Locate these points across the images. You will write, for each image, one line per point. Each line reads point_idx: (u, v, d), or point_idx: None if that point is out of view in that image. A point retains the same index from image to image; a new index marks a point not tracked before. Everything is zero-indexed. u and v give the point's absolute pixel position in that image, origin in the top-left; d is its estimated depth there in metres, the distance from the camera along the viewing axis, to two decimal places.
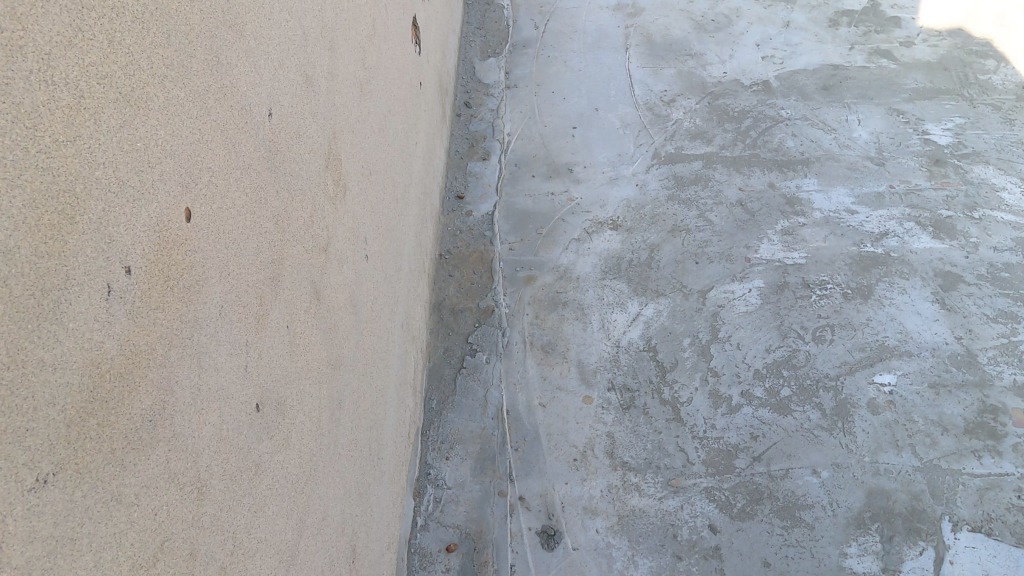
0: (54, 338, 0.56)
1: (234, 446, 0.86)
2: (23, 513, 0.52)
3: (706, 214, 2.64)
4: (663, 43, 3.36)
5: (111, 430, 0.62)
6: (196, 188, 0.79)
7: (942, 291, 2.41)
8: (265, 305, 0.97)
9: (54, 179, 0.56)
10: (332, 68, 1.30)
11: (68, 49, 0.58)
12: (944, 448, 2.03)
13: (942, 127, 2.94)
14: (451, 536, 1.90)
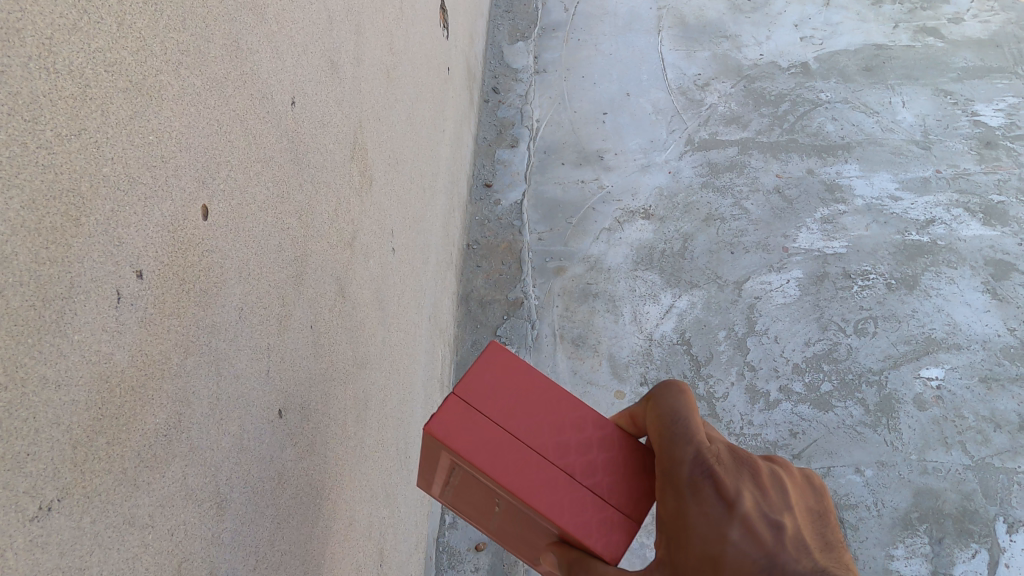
0: (58, 352, 0.51)
1: (255, 456, 0.82)
2: (26, 546, 0.47)
3: (742, 202, 2.56)
4: (697, 25, 3.27)
5: (122, 447, 0.58)
6: (214, 184, 0.74)
7: (993, 280, 2.32)
8: (288, 306, 0.92)
9: (56, 178, 0.51)
10: (358, 54, 1.24)
11: (73, 33, 0.53)
12: (997, 446, 1.96)
13: (994, 108, 2.83)
14: (480, 535, 1.88)
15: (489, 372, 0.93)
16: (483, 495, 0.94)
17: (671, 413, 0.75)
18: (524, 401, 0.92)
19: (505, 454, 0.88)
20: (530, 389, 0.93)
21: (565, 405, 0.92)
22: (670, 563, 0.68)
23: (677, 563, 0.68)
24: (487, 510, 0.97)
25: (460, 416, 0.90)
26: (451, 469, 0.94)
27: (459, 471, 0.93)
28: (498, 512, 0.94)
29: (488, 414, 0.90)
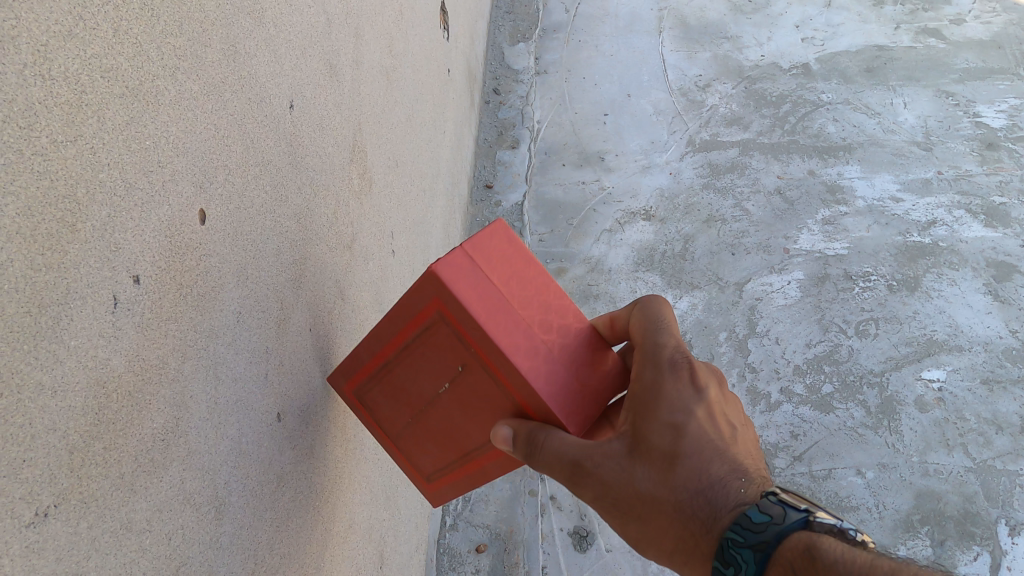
0: (54, 358, 0.51)
1: (253, 461, 0.81)
2: (22, 552, 0.47)
3: (743, 204, 2.55)
4: (698, 27, 3.27)
5: (119, 452, 0.58)
6: (211, 188, 0.74)
7: (994, 282, 2.32)
8: (286, 309, 0.92)
9: (52, 185, 0.51)
10: (358, 56, 1.24)
11: (68, 39, 0.53)
12: (999, 448, 1.96)
13: (996, 109, 2.83)
14: (480, 536, 1.88)
15: (496, 241, 0.92)
16: (435, 371, 0.95)
17: (673, 325, 0.92)
18: (520, 278, 0.93)
19: (500, 318, 0.88)
20: (526, 271, 0.94)
21: (551, 295, 0.95)
22: (641, 421, 0.85)
23: (639, 427, 0.85)
24: (425, 390, 0.98)
25: (469, 272, 0.89)
26: (420, 332, 0.92)
27: (433, 334, 0.92)
28: (442, 390, 0.96)
29: (488, 278, 0.90)
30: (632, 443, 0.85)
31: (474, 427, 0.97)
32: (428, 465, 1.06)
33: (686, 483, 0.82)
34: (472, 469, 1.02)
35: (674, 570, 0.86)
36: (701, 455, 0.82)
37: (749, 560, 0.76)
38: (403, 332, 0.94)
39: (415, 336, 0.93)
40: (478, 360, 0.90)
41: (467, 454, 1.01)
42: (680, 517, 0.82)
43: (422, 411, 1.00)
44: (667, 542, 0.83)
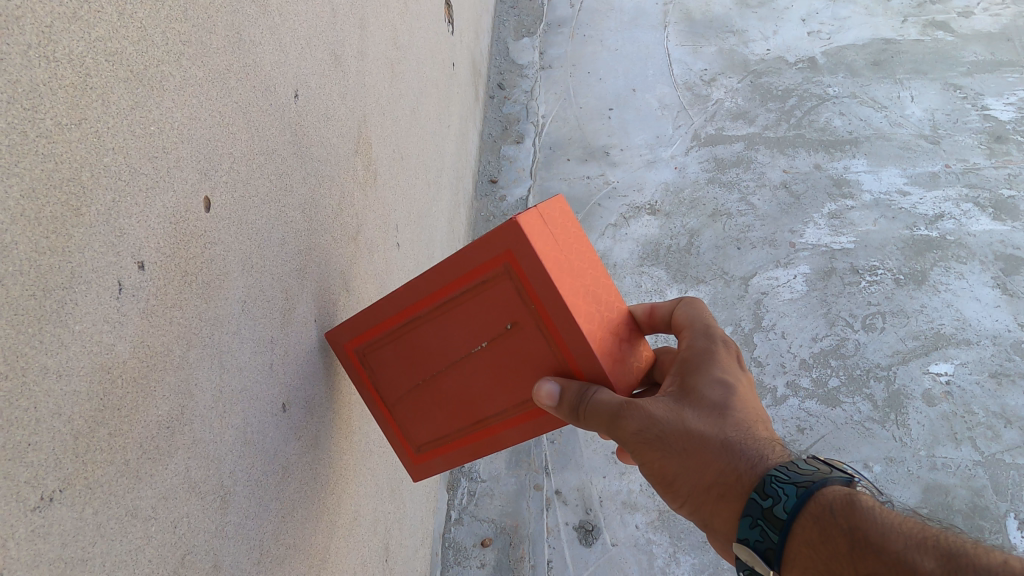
0: (58, 342, 0.50)
1: (258, 450, 0.81)
2: (27, 536, 0.47)
3: (749, 198, 2.55)
4: (704, 21, 3.26)
5: (124, 438, 0.57)
6: (216, 176, 0.74)
7: (1003, 275, 2.30)
8: (291, 299, 0.92)
9: (57, 167, 0.50)
10: (362, 47, 1.24)
11: (72, 21, 0.52)
12: (1008, 441, 1.94)
13: (1004, 102, 2.81)
14: (486, 531, 1.88)
15: (564, 208, 0.92)
16: (473, 329, 0.95)
17: (712, 319, 0.97)
18: (578, 248, 0.91)
19: (568, 281, 0.88)
20: (584, 243, 0.92)
21: (602, 270, 0.94)
22: (691, 378, 0.90)
23: (688, 384, 0.90)
24: (453, 348, 0.98)
25: (544, 232, 0.87)
26: (474, 286, 0.91)
27: (487, 290, 0.91)
28: (474, 348, 0.96)
29: (556, 240, 0.89)
30: (681, 395, 0.89)
31: (498, 392, 0.98)
32: (426, 430, 1.06)
33: (736, 427, 0.85)
34: (475, 437, 1.03)
35: (702, 519, 0.87)
36: (749, 409, 0.87)
37: (790, 494, 0.77)
38: (449, 285, 0.93)
39: (462, 289, 0.92)
40: (529, 319, 0.90)
41: (477, 419, 1.01)
42: (726, 455, 0.84)
43: (442, 370, 1.00)
44: (706, 488, 0.85)
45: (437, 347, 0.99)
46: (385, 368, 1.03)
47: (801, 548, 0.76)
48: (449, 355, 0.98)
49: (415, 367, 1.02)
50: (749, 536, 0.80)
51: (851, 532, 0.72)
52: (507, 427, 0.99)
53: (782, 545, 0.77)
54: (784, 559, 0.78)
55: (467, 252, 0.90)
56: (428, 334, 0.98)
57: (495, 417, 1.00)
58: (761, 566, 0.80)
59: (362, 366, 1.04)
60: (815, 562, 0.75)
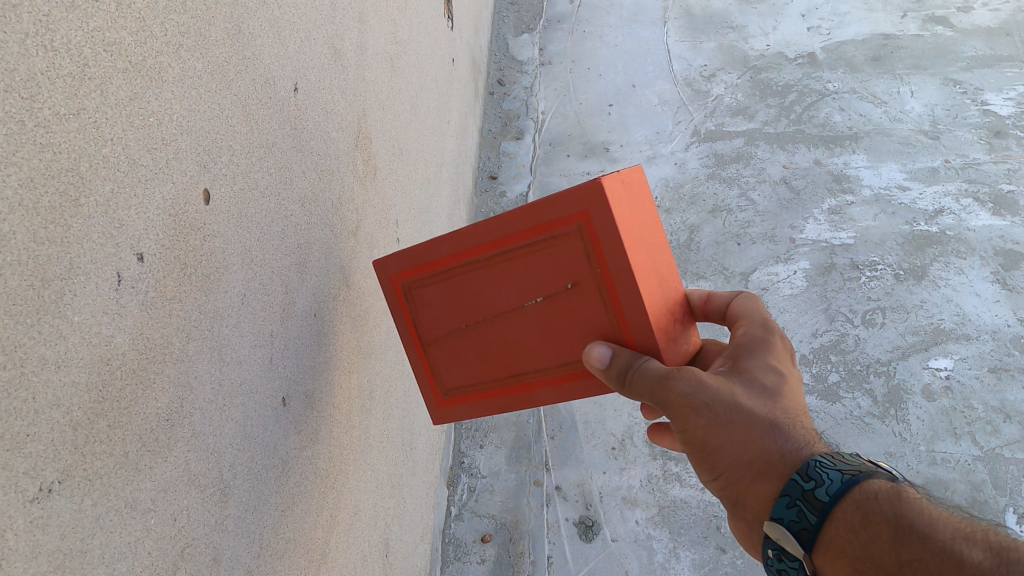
0: (57, 333, 0.50)
1: (258, 444, 0.81)
2: (26, 527, 0.47)
3: (749, 194, 2.55)
4: (704, 16, 3.25)
5: (123, 431, 0.57)
6: (216, 168, 0.73)
7: (1002, 271, 2.31)
8: (291, 293, 0.92)
9: (55, 158, 0.50)
10: (362, 42, 1.24)
11: (71, 11, 0.52)
12: (1007, 436, 1.94)
13: (1003, 97, 2.81)
14: (486, 527, 1.89)
15: (638, 180, 0.93)
16: (528, 284, 0.94)
17: (767, 314, 0.97)
18: (647, 221, 0.92)
19: (638, 248, 0.88)
20: (651, 217, 0.94)
21: (663, 250, 0.95)
22: (743, 358, 0.91)
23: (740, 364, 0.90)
24: (502, 298, 0.97)
25: (624, 197, 0.87)
26: (541, 240, 0.90)
27: (556, 246, 0.90)
28: (527, 303, 0.96)
29: (632, 209, 0.89)
30: (732, 373, 0.89)
31: (543, 347, 0.98)
32: (458, 375, 1.07)
33: (785, 412, 0.86)
34: (506, 388, 1.04)
35: (732, 493, 0.88)
36: (798, 398, 0.89)
37: (834, 479, 0.78)
38: (515, 236, 0.92)
39: (528, 240, 0.92)
40: (589, 283, 0.89)
41: (512, 372, 1.02)
42: (773, 436, 0.85)
43: (487, 318, 1.00)
44: (745, 466, 0.85)
45: (487, 294, 0.98)
46: (429, 306, 1.04)
47: (838, 532, 0.77)
48: (497, 303, 0.98)
49: (462, 310, 1.02)
50: (783, 516, 0.81)
51: (895, 519, 0.74)
52: (542, 385, 1.01)
53: (818, 527, 0.78)
54: (817, 543, 0.78)
55: (544, 206, 0.88)
56: (481, 280, 0.98)
57: (531, 374, 1.01)
58: (792, 549, 0.80)
59: (405, 299, 1.06)
60: (852, 547, 0.75)
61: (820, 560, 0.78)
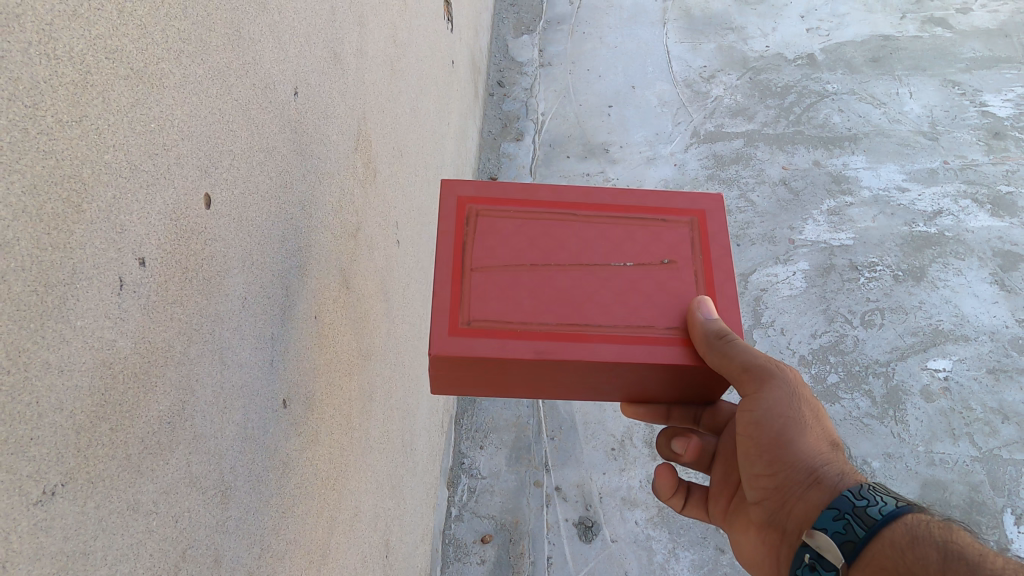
0: (60, 338, 0.51)
1: (259, 446, 0.82)
2: (30, 530, 0.47)
3: (748, 194, 2.55)
4: (703, 17, 3.26)
5: (125, 434, 0.58)
6: (216, 173, 0.74)
7: (1000, 272, 2.32)
8: (292, 296, 0.92)
9: (57, 164, 0.51)
10: (362, 44, 1.24)
11: (73, 19, 0.53)
12: (1005, 437, 1.95)
13: (1001, 99, 2.83)
14: (486, 527, 1.89)
15: None
16: (625, 249, 1.01)
17: None
18: None
19: None
20: None
21: None
22: None
23: None
24: (590, 255, 1.00)
25: None
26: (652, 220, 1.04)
27: (666, 227, 1.04)
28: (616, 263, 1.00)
29: None
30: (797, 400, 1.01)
31: (615, 301, 0.97)
32: (488, 309, 0.96)
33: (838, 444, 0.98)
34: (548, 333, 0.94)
35: (785, 493, 0.94)
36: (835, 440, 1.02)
37: (887, 502, 0.81)
38: (628, 213, 1.04)
39: (639, 217, 1.04)
40: (688, 259, 1.02)
41: (571, 320, 0.95)
42: (838, 452, 0.95)
43: (561, 266, 0.99)
44: (806, 472, 0.91)
45: (570, 246, 1.01)
46: (497, 236, 1.01)
47: (882, 548, 0.78)
48: (579, 258, 1.00)
49: (533, 250, 1.00)
50: (827, 526, 0.83)
51: (944, 548, 0.74)
52: (599, 340, 0.95)
53: (863, 541, 0.79)
54: (856, 557, 0.79)
55: (665, 196, 1.05)
56: (572, 233, 1.02)
57: (593, 326, 0.95)
58: (830, 558, 0.82)
59: (465, 223, 1.01)
60: (895, 564, 0.76)
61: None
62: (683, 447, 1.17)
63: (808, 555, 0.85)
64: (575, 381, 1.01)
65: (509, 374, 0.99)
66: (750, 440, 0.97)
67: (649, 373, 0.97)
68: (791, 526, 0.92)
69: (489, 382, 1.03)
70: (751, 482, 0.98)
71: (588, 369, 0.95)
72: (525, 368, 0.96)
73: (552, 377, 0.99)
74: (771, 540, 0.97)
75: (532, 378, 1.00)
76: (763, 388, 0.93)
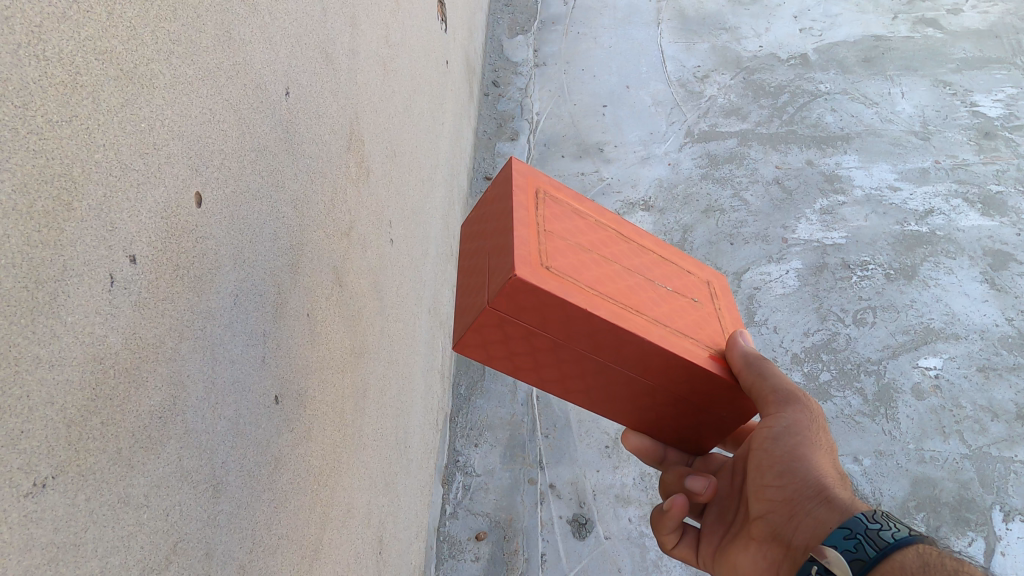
0: (51, 333, 0.52)
1: (251, 441, 0.83)
2: (20, 521, 0.48)
3: (742, 194, 2.56)
4: (697, 18, 3.28)
5: (117, 428, 0.59)
6: (208, 172, 0.75)
7: (991, 271, 2.34)
8: (283, 294, 0.93)
9: (48, 163, 0.52)
10: (354, 45, 1.25)
11: (62, 21, 0.54)
12: (994, 435, 1.97)
13: (992, 99, 2.85)
14: (480, 525, 1.90)
15: None
16: (664, 277, 1.14)
17: None
18: None
19: None
20: None
21: None
22: None
23: None
24: (637, 268, 1.10)
25: None
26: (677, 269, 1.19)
27: (689, 277, 1.19)
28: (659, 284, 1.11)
29: None
30: None
31: (663, 307, 1.06)
32: (562, 265, 0.99)
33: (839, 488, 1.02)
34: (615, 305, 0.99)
35: (791, 508, 0.95)
36: None
37: (903, 530, 0.80)
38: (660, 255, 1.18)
39: (668, 262, 1.18)
40: (707, 307, 1.16)
41: (632, 306, 1.02)
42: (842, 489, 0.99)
43: (615, 265, 1.07)
44: (815, 488, 0.93)
45: (622, 256, 1.11)
46: (565, 221, 1.08)
47: (890, 569, 0.77)
48: (629, 267, 1.09)
49: (593, 243, 1.08)
50: (838, 544, 0.83)
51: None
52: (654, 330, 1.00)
53: (872, 560, 0.79)
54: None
55: (686, 258, 1.23)
56: (622, 249, 1.12)
57: (647, 318, 1.02)
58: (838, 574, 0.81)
59: (537, 198, 1.07)
60: None
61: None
62: (703, 485, 1.10)
63: (816, 569, 0.85)
64: (604, 373, 1.02)
65: (559, 334, 0.97)
66: (765, 455, 1.01)
67: (686, 379, 1.03)
68: (794, 540, 0.93)
69: (518, 342, 1.00)
70: (758, 495, 1.01)
71: (642, 351, 0.98)
72: (583, 328, 0.96)
73: (592, 355, 0.99)
74: (772, 553, 0.98)
75: (569, 351, 1.00)
76: (787, 406, 1.00)
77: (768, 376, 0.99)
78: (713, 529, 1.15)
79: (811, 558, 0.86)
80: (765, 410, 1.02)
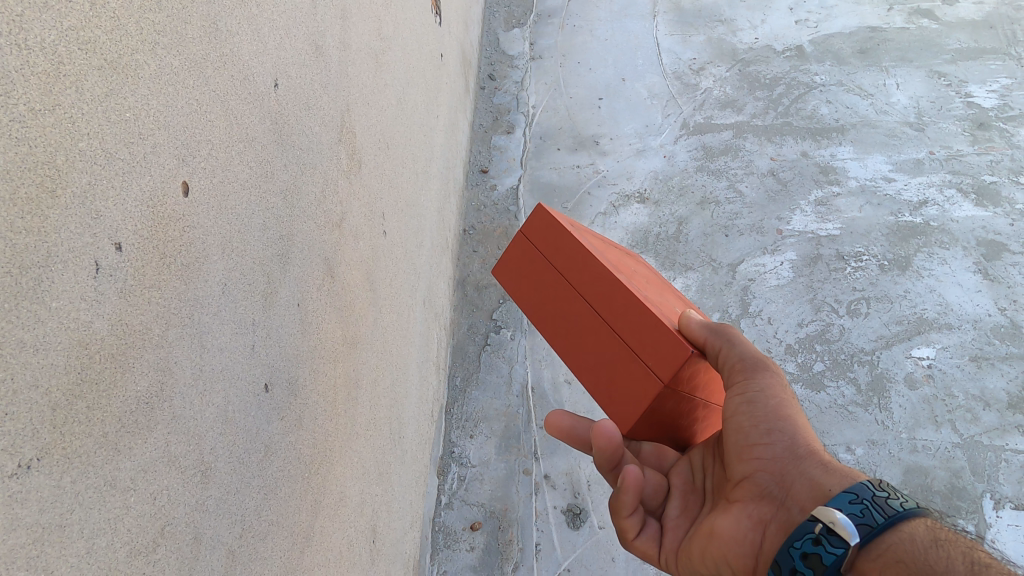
0: (35, 318, 0.53)
1: (240, 429, 0.84)
2: (6, 500, 0.49)
3: (737, 185, 2.57)
4: (692, 10, 3.29)
5: (102, 412, 0.60)
6: (195, 162, 0.76)
7: (984, 261, 2.34)
8: (273, 283, 0.94)
9: (30, 151, 0.53)
10: (344, 38, 1.26)
11: (44, 10, 0.54)
12: (986, 424, 1.98)
13: (987, 89, 2.85)
14: (475, 515, 1.92)
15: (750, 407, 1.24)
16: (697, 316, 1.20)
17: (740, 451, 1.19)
18: None
19: None
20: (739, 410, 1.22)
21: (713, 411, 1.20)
22: None
23: None
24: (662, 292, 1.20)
25: None
26: None
27: None
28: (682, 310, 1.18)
29: None
30: None
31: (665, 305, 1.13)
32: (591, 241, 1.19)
33: None
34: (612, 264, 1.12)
35: (786, 470, 0.94)
36: None
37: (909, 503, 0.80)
38: None
39: None
40: None
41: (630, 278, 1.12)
42: None
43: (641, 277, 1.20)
44: (807, 450, 0.94)
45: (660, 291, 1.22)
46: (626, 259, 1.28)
47: (899, 542, 0.77)
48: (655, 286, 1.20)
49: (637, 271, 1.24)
50: (843, 507, 0.81)
51: (969, 552, 0.72)
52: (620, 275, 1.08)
53: (880, 527, 0.78)
54: (870, 544, 0.78)
55: None
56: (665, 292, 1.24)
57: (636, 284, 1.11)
58: (844, 534, 0.78)
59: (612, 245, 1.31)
60: (911, 557, 0.75)
61: (865, 563, 0.78)
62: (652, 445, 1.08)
63: (819, 528, 0.81)
64: (574, 308, 1.11)
65: (550, 258, 1.14)
66: (744, 417, 0.99)
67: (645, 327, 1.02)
68: (789, 499, 0.91)
69: (527, 268, 1.17)
70: (740, 457, 0.98)
71: (595, 275, 1.07)
72: (563, 250, 1.12)
73: (566, 282, 1.11)
74: (759, 513, 0.93)
75: (553, 277, 1.13)
76: (758, 372, 1.00)
77: (735, 343, 1.01)
78: (677, 522, 1.09)
79: (812, 518, 0.83)
80: (733, 380, 1.02)
